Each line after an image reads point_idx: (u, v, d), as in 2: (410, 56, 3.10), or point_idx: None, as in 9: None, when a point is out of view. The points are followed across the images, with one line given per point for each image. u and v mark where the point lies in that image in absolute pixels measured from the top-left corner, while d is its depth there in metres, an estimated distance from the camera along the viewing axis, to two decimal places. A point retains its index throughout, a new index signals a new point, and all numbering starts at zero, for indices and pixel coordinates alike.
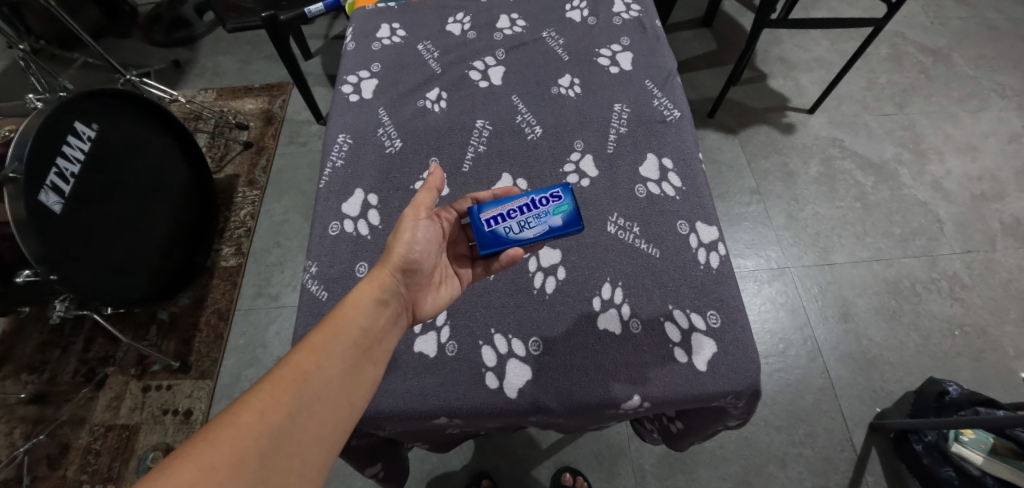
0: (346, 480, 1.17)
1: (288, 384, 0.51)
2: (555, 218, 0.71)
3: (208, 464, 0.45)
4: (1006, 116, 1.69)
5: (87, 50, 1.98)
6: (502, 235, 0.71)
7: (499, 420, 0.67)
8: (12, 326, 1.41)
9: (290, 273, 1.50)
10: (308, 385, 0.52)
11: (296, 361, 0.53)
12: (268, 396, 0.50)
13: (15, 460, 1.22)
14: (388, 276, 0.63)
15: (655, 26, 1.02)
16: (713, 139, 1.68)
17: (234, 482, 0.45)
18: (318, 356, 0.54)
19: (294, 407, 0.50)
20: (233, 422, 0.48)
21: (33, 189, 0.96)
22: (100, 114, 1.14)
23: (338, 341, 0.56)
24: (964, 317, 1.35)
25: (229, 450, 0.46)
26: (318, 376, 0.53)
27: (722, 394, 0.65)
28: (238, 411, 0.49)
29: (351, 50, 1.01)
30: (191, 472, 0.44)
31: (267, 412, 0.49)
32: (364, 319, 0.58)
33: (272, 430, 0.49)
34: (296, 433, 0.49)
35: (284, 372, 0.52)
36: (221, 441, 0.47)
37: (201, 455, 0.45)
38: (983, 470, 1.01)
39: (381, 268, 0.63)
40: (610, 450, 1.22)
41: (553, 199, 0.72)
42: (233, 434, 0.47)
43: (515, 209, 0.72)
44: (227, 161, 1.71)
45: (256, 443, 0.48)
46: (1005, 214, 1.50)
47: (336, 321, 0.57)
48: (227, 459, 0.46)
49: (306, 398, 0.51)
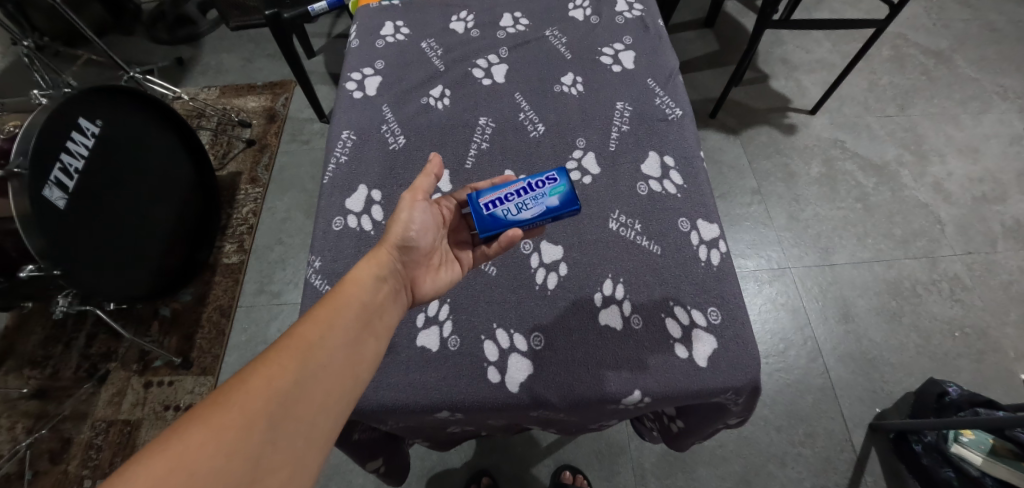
0: (346, 477, 1.18)
1: (293, 353, 0.52)
2: (551, 200, 0.72)
3: (217, 428, 0.46)
4: (1008, 118, 1.69)
5: (91, 47, 2.00)
6: (500, 218, 0.71)
7: (499, 414, 0.67)
8: (15, 321, 1.42)
9: (292, 269, 1.51)
10: (313, 355, 0.52)
11: (300, 332, 0.53)
12: (274, 365, 0.51)
13: (17, 455, 1.23)
14: (388, 254, 0.63)
15: (657, 25, 1.02)
16: (713, 139, 1.69)
17: (245, 443, 0.46)
18: (322, 327, 0.54)
19: (300, 375, 0.51)
20: (241, 388, 0.48)
21: (38, 183, 0.97)
22: (104, 110, 1.15)
23: (341, 314, 0.56)
24: (965, 318, 1.35)
25: (237, 414, 0.47)
26: (322, 346, 0.53)
27: (722, 390, 0.65)
28: (246, 377, 0.49)
29: (355, 47, 1.01)
30: (202, 434, 0.45)
31: (274, 379, 0.50)
32: (366, 294, 0.59)
33: (279, 395, 0.49)
34: (303, 400, 0.50)
35: (289, 342, 0.52)
36: (230, 405, 0.47)
37: (211, 418, 0.46)
38: (981, 471, 1.02)
39: (380, 245, 0.64)
40: (610, 448, 1.22)
41: (548, 182, 0.73)
42: (242, 398, 0.48)
43: (512, 192, 0.72)
44: (230, 158, 1.72)
45: (264, 407, 0.48)
46: (1005, 216, 1.50)
47: (339, 296, 0.58)
48: (236, 422, 0.46)
49: (311, 367, 0.52)
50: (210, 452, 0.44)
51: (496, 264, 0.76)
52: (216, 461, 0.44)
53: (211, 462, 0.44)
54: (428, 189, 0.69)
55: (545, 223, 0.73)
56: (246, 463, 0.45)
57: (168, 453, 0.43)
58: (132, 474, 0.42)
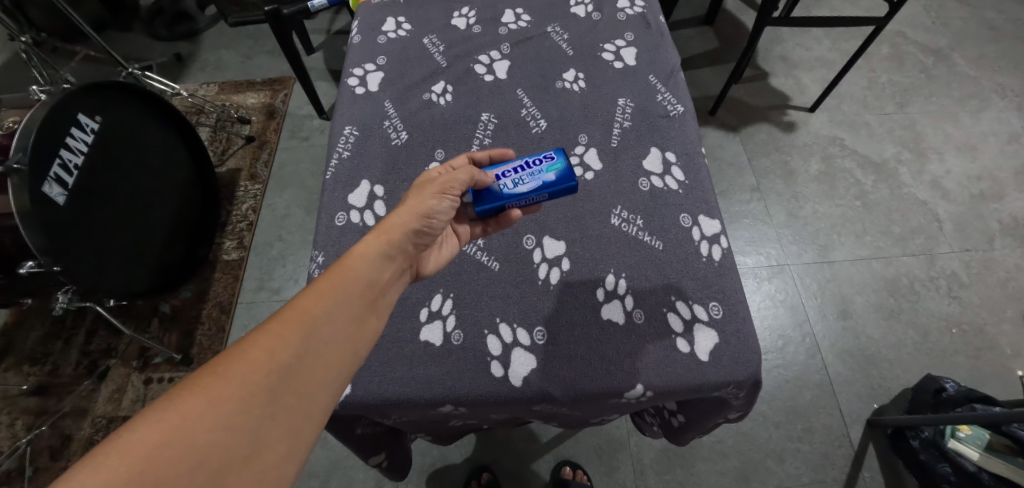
0: (347, 473, 1.19)
1: (295, 326, 0.50)
2: (548, 175, 0.72)
3: (217, 398, 0.44)
4: (1006, 116, 1.70)
5: (88, 43, 1.99)
6: (495, 191, 0.71)
7: (503, 408, 0.67)
8: (14, 317, 1.42)
9: (293, 266, 1.51)
10: (315, 328, 0.51)
11: (301, 304, 0.52)
12: (274, 337, 0.49)
13: (17, 452, 1.22)
14: (405, 235, 0.61)
15: (659, 22, 1.03)
16: (713, 137, 1.69)
17: (245, 416, 0.45)
18: (324, 301, 0.53)
19: (302, 349, 0.49)
20: (242, 359, 0.47)
21: (38, 179, 0.97)
22: (102, 106, 1.15)
23: (345, 289, 0.55)
24: (962, 315, 1.36)
25: (236, 385, 0.45)
26: (325, 320, 0.52)
27: (723, 385, 0.66)
28: (247, 347, 0.48)
29: (357, 43, 1.01)
30: (202, 404, 0.44)
31: (276, 351, 0.48)
32: (374, 273, 0.57)
33: (279, 369, 0.48)
34: (303, 374, 0.49)
35: (290, 313, 0.51)
36: (231, 376, 0.46)
37: (211, 389, 0.45)
38: (978, 466, 0.99)
39: (393, 219, 0.62)
40: (610, 443, 1.23)
41: (547, 160, 0.74)
42: (243, 370, 0.46)
43: (510, 169, 0.73)
44: (229, 155, 1.72)
45: (264, 380, 0.47)
46: (1003, 213, 1.51)
47: (341, 268, 0.56)
48: (237, 394, 0.45)
49: (313, 341, 0.50)
50: (210, 424, 0.43)
51: (498, 259, 0.77)
52: (215, 433, 0.43)
53: (210, 434, 0.43)
54: (460, 188, 0.67)
55: (541, 198, 0.72)
56: (245, 437, 0.44)
57: (165, 423, 0.42)
58: (127, 440, 0.40)
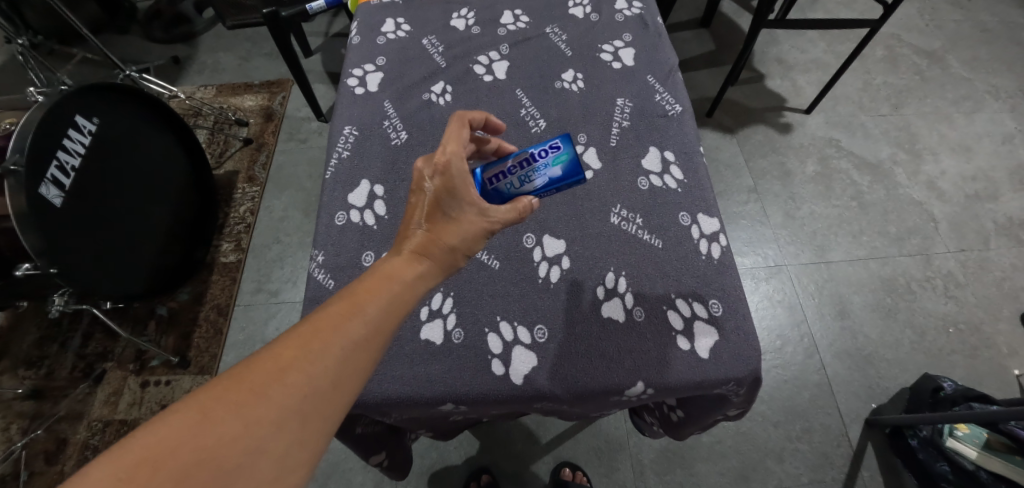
0: (345, 475, 1.19)
1: (329, 344, 0.44)
2: (554, 170, 0.65)
3: (248, 418, 0.40)
4: (1000, 117, 1.72)
5: (85, 45, 1.99)
6: (504, 193, 0.66)
7: (504, 406, 0.67)
8: (10, 319, 1.41)
9: (291, 268, 1.51)
10: (349, 349, 0.45)
11: (334, 318, 0.46)
12: (309, 354, 0.43)
13: (13, 455, 1.21)
14: (445, 263, 0.55)
15: (656, 23, 1.03)
16: (710, 138, 1.70)
17: (275, 439, 0.40)
18: (357, 320, 0.46)
19: (334, 371, 0.44)
20: (276, 374, 0.42)
21: (34, 182, 0.96)
22: (98, 108, 1.14)
23: (379, 310, 0.48)
24: (959, 315, 1.36)
25: (269, 405, 0.40)
26: (358, 343, 0.46)
27: (724, 381, 0.66)
28: (281, 361, 0.42)
29: (356, 44, 1.02)
30: (232, 423, 0.39)
31: (310, 369, 0.43)
32: (413, 296, 0.51)
33: (311, 392, 0.42)
34: (331, 397, 0.44)
35: (323, 328, 0.45)
36: (263, 393, 0.41)
37: (241, 405, 0.40)
38: (977, 464, 0.99)
39: (435, 239, 0.54)
40: (610, 444, 1.23)
41: (552, 150, 0.65)
42: (276, 388, 0.41)
43: (514, 164, 0.65)
44: (227, 157, 1.72)
45: (296, 401, 0.42)
46: (998, 213, 1.52)
47: (378, 283, 0.49)
48: (269, 416, 0.40)
49: (345, 363, 0.45)
50: (239, 445, 0.39)
51: (498, 258, 0.76)
52: (245, 456, 0.39)
53: (237, 456, 0.38)
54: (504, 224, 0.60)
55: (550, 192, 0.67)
56: (269, 463, 0.40)
57: (193, 437, 0.38)
58: (151, 451, 0.37)
